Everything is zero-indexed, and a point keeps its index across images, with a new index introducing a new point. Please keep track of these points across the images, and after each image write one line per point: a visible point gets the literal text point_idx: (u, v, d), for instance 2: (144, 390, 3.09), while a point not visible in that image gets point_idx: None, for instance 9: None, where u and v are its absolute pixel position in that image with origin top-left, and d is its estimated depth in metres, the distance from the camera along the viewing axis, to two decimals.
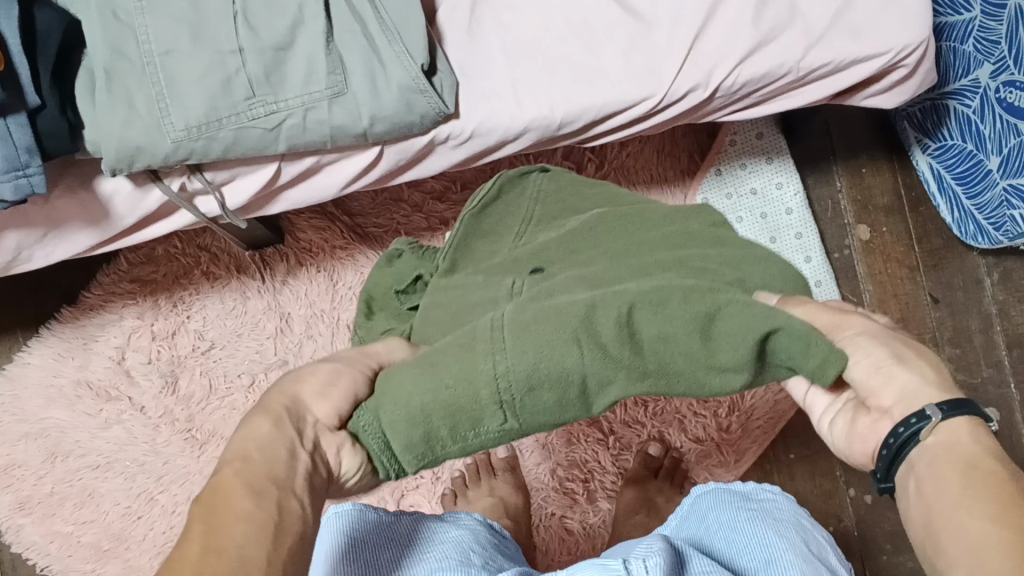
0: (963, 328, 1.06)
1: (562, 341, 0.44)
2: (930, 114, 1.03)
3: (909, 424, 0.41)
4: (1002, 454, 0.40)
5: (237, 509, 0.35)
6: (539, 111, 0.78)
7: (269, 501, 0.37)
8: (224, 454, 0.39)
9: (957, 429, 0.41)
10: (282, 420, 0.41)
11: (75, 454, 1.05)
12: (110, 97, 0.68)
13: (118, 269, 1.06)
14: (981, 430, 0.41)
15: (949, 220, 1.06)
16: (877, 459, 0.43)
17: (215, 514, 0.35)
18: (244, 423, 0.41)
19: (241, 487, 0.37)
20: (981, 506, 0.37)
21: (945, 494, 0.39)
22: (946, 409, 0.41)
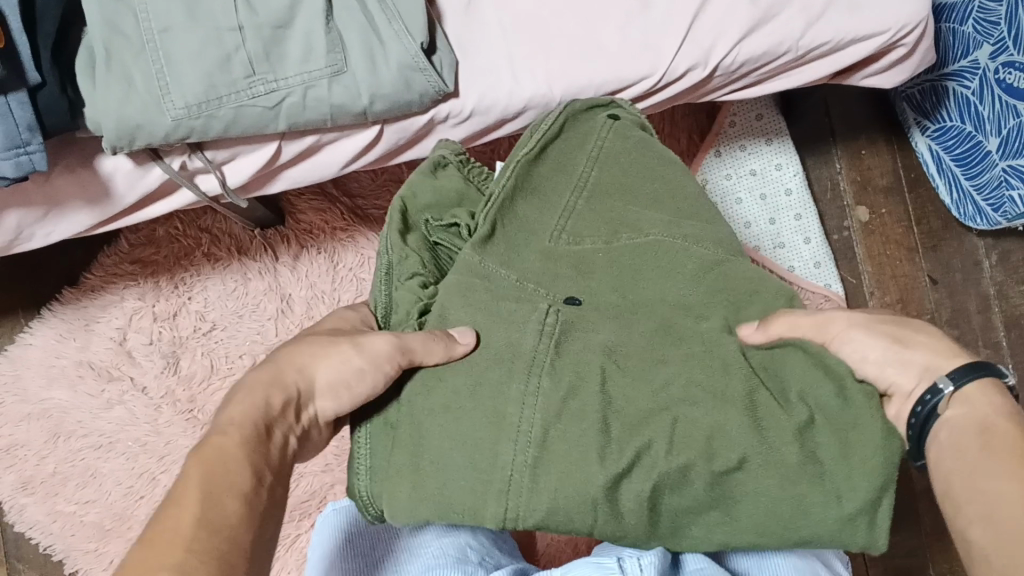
0: (961, 308, 1.07)
1: (574, 484, 0.53)
2: (929, 95, 1.03)
3: (928, 400, 0.49)
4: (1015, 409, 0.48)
5: (230, 478, 0.44)
6: (537, 89, 0.78)
7: (242, 491, 0.44)
8: (212, 424, 0.48)
9: (969, 391, 0.49)
10: (265, 399, 0.50)
11: (77, 434, 1.05)
12: (109, 74, 0.68)
13: (119, 250, 1.07)
14: (998, 390, 0.49)
15: (948, 202, 1.05)
16: (906, 436, 0.51)
17: (213, 475, 0.44)
18: (225, 401, 0.49)
19: (213, 474, 0.44)
20: (1003, 471, 0.45)
21: (965, 452, 0.47)
22: (958, 377, 0.49)
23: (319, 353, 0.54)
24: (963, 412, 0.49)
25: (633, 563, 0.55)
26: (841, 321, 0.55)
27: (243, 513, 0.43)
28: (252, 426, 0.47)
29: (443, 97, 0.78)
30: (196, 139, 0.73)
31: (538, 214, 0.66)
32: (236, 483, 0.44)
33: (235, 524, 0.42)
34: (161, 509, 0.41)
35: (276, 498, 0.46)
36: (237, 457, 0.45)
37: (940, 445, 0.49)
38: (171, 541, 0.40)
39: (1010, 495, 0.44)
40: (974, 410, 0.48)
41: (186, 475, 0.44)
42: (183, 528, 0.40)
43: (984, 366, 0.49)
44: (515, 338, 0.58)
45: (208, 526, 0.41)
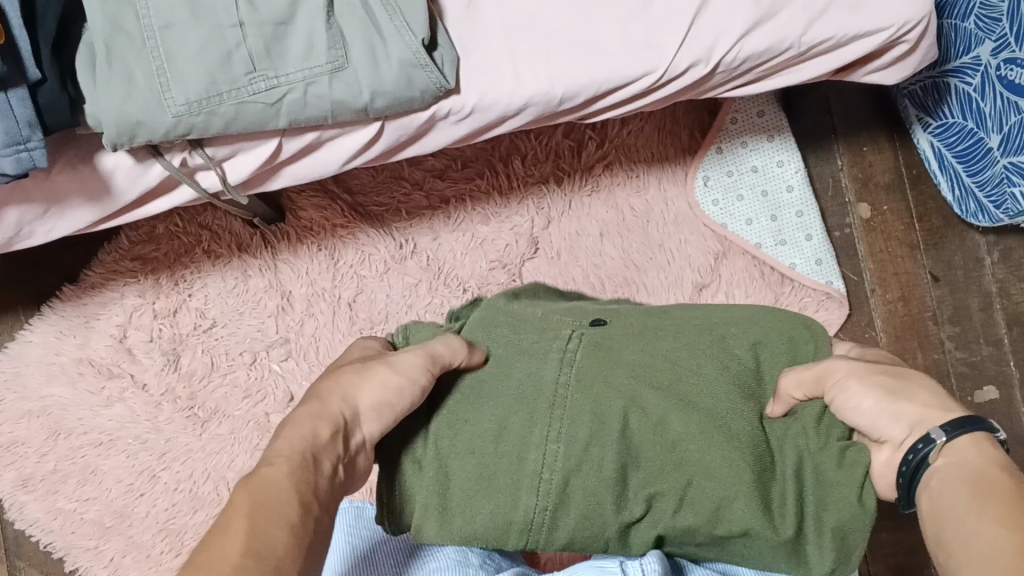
0: (963, 305, 1.06)
1: (597, 507, 0.57)
2: (931, 92, 1.02)
3: (919, 449, 0.50)
4: (1004, 461, 0.48)
5: (280, 508, 0.46)
6: (539, 86, 0.78)
7: (296, 521, 0.46)
8: (267, 453, 0.50)
9: (960, 445, 0.50)
10: (321, 423, 0.53)
11: (77, 431, 1.05)
12: (109, 70, 0.68)
13: (119, 247, 1.06)
14: (985, 443, 0.50)
15: (949, 198, 1.06)
16: (899, 487, 0.52)
17: (262, 503, 0.46)
18: (285, 425, 0.53)
19: (263, 501, 0.46)
20: (988, 514, 0.45)
21: (956, 502, 0.47)
22: (949, 430, 0.50)
23: (360, 381, 0.57)
24: (952, 465, 0.49)
25: (636, 566, 0.56)
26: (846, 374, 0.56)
27: (290, 542, 0.45)
28: (302, 456, 0.50)
29: (444, 94, 0.77)
30: (196, 136, 0.73)
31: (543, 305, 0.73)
32: (285, 511, 0.46)
33: (287, 555, 0.44)
34: (220, 533, 0.44)
35: (324, 525, 0.48)
36: (285, 487, 0.47)
37: (933, 497, 0.49)
38: (226, 564, 0.42)
39: (999, 538, 0.43)
40: (966, 464, 0.49)
41: (236, 503, 0.46)
42: (229, 555, 0.42)
43: (973, 420, 0.50)
44: (537, 369, 0.61)
45: (256, 554, 0.43)
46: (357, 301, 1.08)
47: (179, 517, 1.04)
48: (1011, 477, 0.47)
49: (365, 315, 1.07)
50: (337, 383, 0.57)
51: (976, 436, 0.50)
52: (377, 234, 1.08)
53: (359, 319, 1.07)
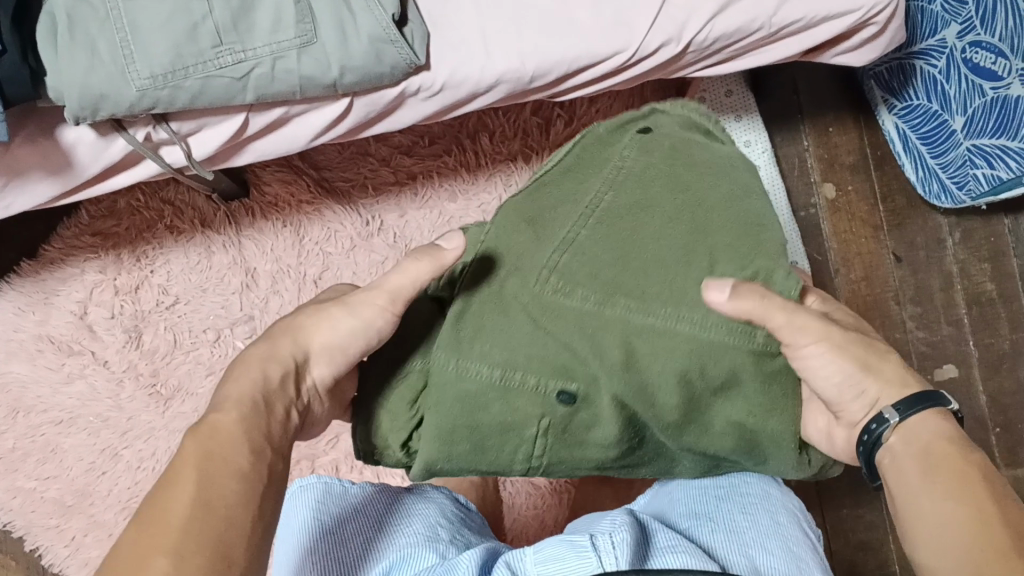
0: (925, 286, 1.08)
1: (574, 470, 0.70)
2: (897, 73, 1.03)
3: (873, 430, 0.57)
4: (954, 434, 0.56)
5: (229, 455, 0.50)
6: (509, 63, 0.78)
7: (257, 463, 0.51)
8: (218, 400, 0.55)
9: (911, 421, 0.57)
10: (268, 366, 0.59)
11: (37, 409, 1.04)
12: (71, 41, 0.67)
13: (79, 223, 1.04)
14: (941, 418, 0.57)
15: (914, 179, 1.06)
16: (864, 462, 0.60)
17: (210, 454, 0.49)
18: (235, 371, 0.58)
19: (213, 450, 0.50)
20: (942, 494, 0.53)
21: (911, 481, 0.55)
22: (901, 411, 0.57)
23: (318, 327, 0.63)
24: (908, 440, 0.57)
25: (606, 541, 0.56)
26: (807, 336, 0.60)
27: (243, 491, 0.49)
28: (248, 408, 0.54)
29: (415, 70, 0.76)
30: (161, 111, 0.72)
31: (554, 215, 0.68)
32: (229, 457, 0.50)
33: (240, 501, 0.48)
34: (178, 480, 0.47)
35: (273, 463, 0.52)
36: (235, 435, 0.52)
37: (892, 471, 0.57)
38: (188, 519, 0.45)
39: (956, 517, 0.52)
40: (915, 441, 0.56)
41: (185, 455, 0.49)
42: (177, 504, 0.46)
43: (924, 397, 0.57)
44: (509, 445, 0.65)
45: (207, 503, 0.46)
46: (323, 278, 1.07)
47: (141, 495, 1.03)
48: (954, 448, 0.55)
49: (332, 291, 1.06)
50: (281, 342, 0.61)
51: (930, 412, 0.57)
52: (343, 211, 1.07)
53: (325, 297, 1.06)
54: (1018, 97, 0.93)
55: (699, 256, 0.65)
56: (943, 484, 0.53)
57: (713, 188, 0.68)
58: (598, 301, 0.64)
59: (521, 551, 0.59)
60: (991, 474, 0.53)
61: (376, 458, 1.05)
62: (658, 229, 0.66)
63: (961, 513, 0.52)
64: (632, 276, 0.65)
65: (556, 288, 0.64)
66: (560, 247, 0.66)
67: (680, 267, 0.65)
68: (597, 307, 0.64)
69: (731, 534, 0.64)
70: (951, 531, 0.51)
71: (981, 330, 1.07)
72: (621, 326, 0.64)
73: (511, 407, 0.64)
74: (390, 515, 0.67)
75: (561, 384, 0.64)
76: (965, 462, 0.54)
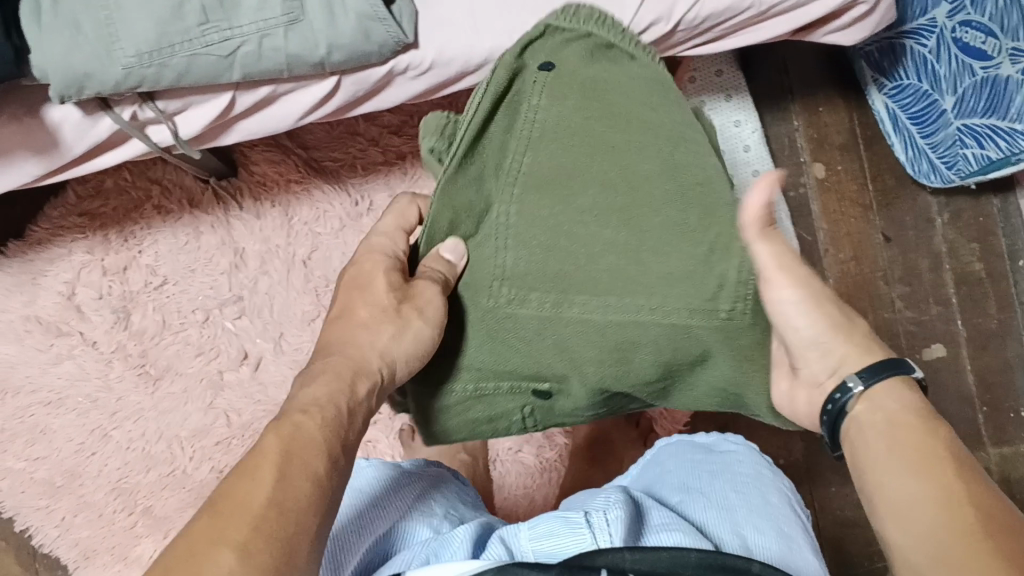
0: (913, 265, 1.08)
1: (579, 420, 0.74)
2: (887, 54, 1.03)
3: (838, 398, 0.53)
4: (919, 403, 0.51)
5: (307, 459, 0.47)
6: (498, 41, 0.77)
7: (330, 468, 0.48)
8: (292, 403, 0.52)
9: (876, 390, 0.52)
10: (340, 381, 0.54)
11: (26, 390, 1.03)
12: (55, 18, 0.66)
13: (67, 202, 1.04)
14: (907, 387, 0.52)
15: (903, 159, 1.06)
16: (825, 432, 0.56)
17: (291, 450, 0.47)
18: (306, 382, 0.54)
19: (284, 452, 0.46)
20: (903, 466, 0.48)
21: (875, 453, 0.50)
22: (865, 378, 0.53)
23: (382, 321, 0.59)
24: (874, 411, 0.52)
25: (600, 517, 0.57)
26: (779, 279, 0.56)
27: (312, 493, 0.46)
28: (336, 403, 0.52)
29: (403, 48, 0.76)
30: (148, 90, 0.71)
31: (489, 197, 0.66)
32: (310, 455, 0.47)
33: (312, 508, 0.45)
34: (245, 482, 0.44)
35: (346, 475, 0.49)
36: (320, 439, 0.49)
37: (859, 446, 0.52)
38: (254, 524, 0.42)
39: (920, 491, 0.47)
40: (881, 412, 0.52)
41: (264, 447, 0.46)
42: (254, 500, 0.43)
43: (888, 363, 0.53)
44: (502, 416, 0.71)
45: (280, 504, 0.43)
46: (312, 258, 1.07)
47: (131, 476, 1.03)
48: (922, 423, 0.50)
49: (321, 272, 1.07)
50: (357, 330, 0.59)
51: (896, 382, 0.52)
52: (333, 190, 1.07)
53: (314, 277, 1.06)
54: (1009, 78, 0.92)
55: (673, 202, 0.63)
56: (909, 462, 0.48)
57: (634, 105, 0.64)
58: (554, 271, 0.64)
59: (515, 526, 0.59)
60: (963, 453, 0.48)
61: (365, 439, 1.05)
62: (597, 187, 0.64)
63: (930, 494, 0.46)
64: (598, 249, 0.64)
65: (510, 302, 0.65)
66: (500, 247, 0.65)
67: (694, 224, 0.62)
68: (552, 309, 0.64)
69: (724, 511, 0.64)
70: (920, 515, 0.46)
71: (969, 309, 1.08)
72: (587, 293, 0.64)
73: (493, 406, 0.70)
74: (392, 485, 0.68)
75: (535, 381, 0.68)
76: (934, 440, 0.49)
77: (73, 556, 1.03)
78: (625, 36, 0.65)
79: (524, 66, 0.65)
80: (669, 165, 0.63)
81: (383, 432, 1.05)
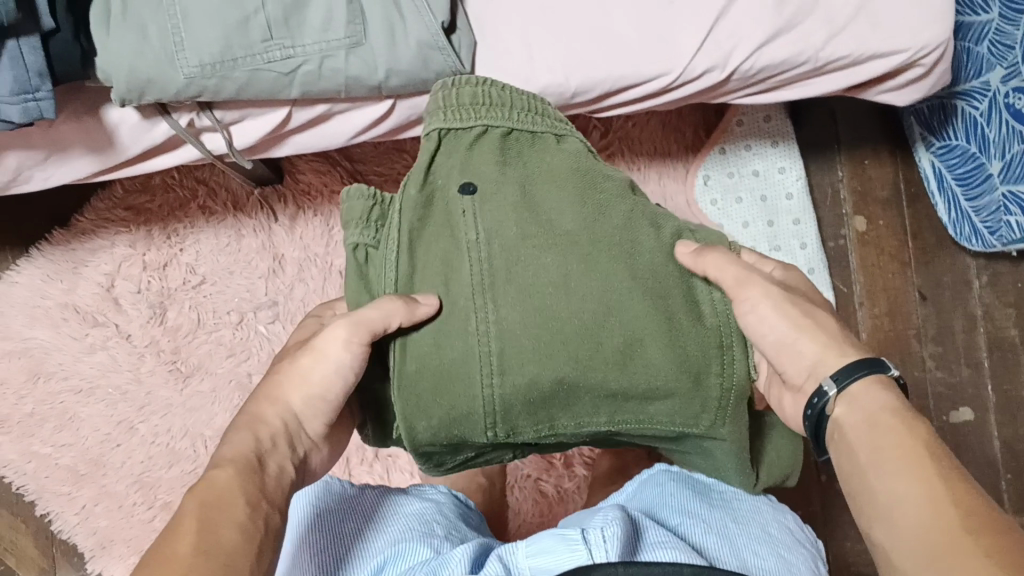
0: (947, 326, 1.08)
1: None
2: (937, 112, 1.03)
3: (817, 402, 0.55)
4: (896, 402, 0.53)
5: (229, 509, 0.49)
6: (553, 77, 0.78)
7: (257, 514, 0.50)
8: (218, 454, 0.54)
9: (853, 389, 0.54)
10: (257, 434, 0.55)
11: (57, 376, 1.05)
12: (124, 24, 0.68)
13: (114, 195, 1.06)
14: (883, 388, 0.54)
15: (945, 219, 1.06)
16: (808, 431, 0.58)
17: (215, 504, 0.49)
18: (227, 436, 0.56)
19: (210, 503, 0.49)
20: (890, 468, 0.50)
21: (863, 456, 0.52)
22: (839, 381, 0.55)
23: (290, 379, 0.60)
24: (853, 411, 0.54)
25: (598, 534, 0.57)
26: (745, 290, 0.60)
27: (240, 541, 0.48)
28: (261, 451, 0.54)
29: None
30: (207, 99, 0.73)
31: (461, 378, 0.61)
32: (238, 499, 0.50)
33: (241, 555, 0.47)
34: (178, 532, 0.47)
35: (274, 512, 0.52)
36: (255, 483, 0.52)
37: (845, 448, 0.54)
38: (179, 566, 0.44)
39: (908, 493, 0.48)
40: (860, 410, 0.54)
41: (191, 505, 0.49)
42: (182, 551, 0.45)
43: (859, 364, 0.55)
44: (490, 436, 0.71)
45: (206, 551, 0.46)
46: None
47: (153, 470, 1.04)
48: (901, 421, 0.51)
49: None
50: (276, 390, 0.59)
51: (869, 380, 0.54)
52: None
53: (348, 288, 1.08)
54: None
55: (642, 354, 0.62)
56: (894, 461, 0.50)
57: (570, 213, 0.64)
58: (543, 400, 0.62)
59: (512, 542, 0.59)
60: (941, 447, 0.50)
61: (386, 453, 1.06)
62: (578, 328, 0.62)
63: (911, 492, 0.48)
64: (591, 365, 0.62)
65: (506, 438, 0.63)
66: (493, 411, 0.62)
67: (680, 351, 0.62)
68: (548, 428, 0.64)
69: (727, 541, 0.65)
70: (906, 513, 0.48)
71: (1001, 375, 1.07)
72: (578, 415, 0.64)
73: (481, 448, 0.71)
74: (385, 515, 0.68)
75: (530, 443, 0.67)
76: (915, 438, 0.50)
77: (90, 544, 1.04)
78: (519, 117, 0.65)
79: (441, 185, 0.64)
80: (631, 266, 0.63)
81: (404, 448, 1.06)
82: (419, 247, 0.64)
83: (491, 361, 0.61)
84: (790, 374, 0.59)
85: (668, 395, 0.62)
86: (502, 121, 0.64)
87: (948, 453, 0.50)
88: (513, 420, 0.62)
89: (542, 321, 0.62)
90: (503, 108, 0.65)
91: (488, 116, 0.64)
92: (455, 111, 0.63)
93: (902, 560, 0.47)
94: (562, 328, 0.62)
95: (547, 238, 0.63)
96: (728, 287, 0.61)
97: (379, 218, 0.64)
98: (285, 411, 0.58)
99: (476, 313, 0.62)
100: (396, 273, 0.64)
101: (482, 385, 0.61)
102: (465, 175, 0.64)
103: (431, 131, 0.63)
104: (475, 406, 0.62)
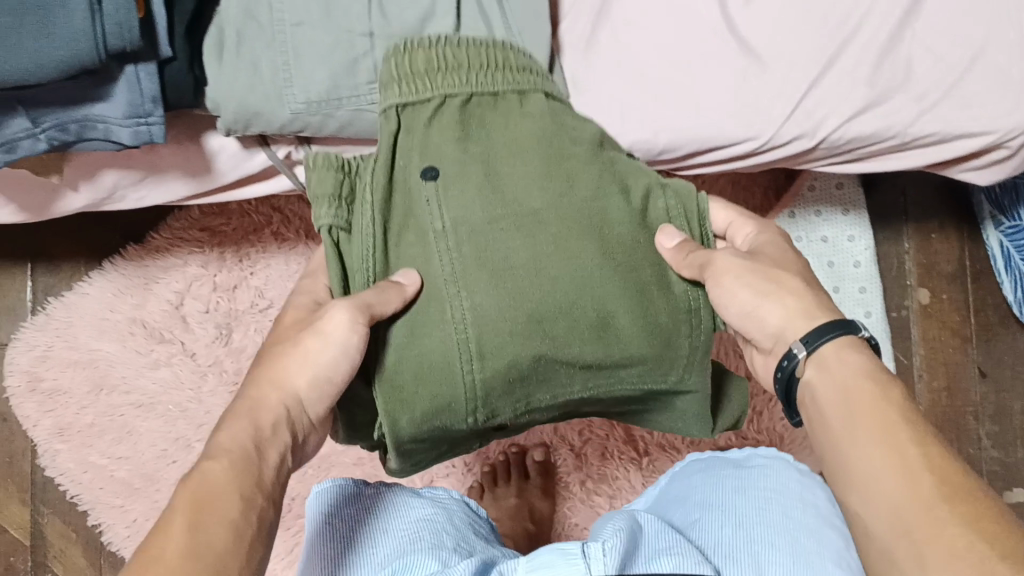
0: (1006, 406, 1.09)
1: None
2: (1010, 192, 1.00)
3: (787, 364, 0.61)
4: (865, 363, 0.58)
5: (218, 500, 0.47)
6: (641, 134, 0.81)
7: (250, 511, 0.48)
8: (206, 448, 0.52)
9: (823, 353, 0.60)
10: (255, 428, 0.54)
11: (120, 389, 1.06)
12: (237, 58, 0.69)
13: (189, 216, 1.07)
14: (854, 346, 0.59)
15: (1011, 297, 1.07)
16: (783, 400, 0.64)
17: (204, 490, 0.48)
18: (220, 425, 0.54)
19: (196, 501, 0.47)
20: (864, 437, 0.54)
21: (834, 425, 0.57)
22: (807, 344, 0.60)
23: (298, 365, 0.60)
24: (827, 374, 0.59)
25: (598, 547, 0.54)
26: (724, 266, 0.65)
27: (227, 538, 0.46)
28: (255, 435, 0.54)
29: None
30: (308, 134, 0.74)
31: (437, 360, 0.65)
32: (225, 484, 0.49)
33: (231, 553, 0.46)
34: (167, 531, 0.45)
35: (267, 498, 0.51)
36: (251, 467, 0.51)
37: (819, 412, 0.58)
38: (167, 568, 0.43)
39: (888, 468, 0.52)
40: (833, 377, 0.58)
41: (181, 497, 0.47)
42: (168, 550, 0.44)
43: (834, 327, 0.60)
44: None
45: (197, 553, 0.44)
46: None
47: None
48: (875, 385, 0.56)
49: None
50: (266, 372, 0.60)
51: (842, 342, 0.59)
52: None
53: None
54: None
55: (614, 321, 0.67)
56: (868, 428, 0.54)
57: (537, 191, 0.68)
58: (520, 373, 0.67)
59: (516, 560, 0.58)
60: (913, 411, 0.55)
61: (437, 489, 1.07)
62: (545, 304, 0.66)
63: (891, 459, 0.52)
64: (564, 342, 0.67)
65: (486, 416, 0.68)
66: (475, 395, 0.66)
67: (648, 301, 0.68)
68: (523, 403, 0.69)
69: (739, 530, 0.64)
70: (886, 478, 0.52)
71: None
72: (553, 385, 0.68)
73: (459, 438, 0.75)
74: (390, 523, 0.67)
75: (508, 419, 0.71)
76: (889, 404, 0.55)
77: None
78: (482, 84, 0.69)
79: (405, 166, 0.68)
80: (599, 233, 0.68)
81: (455, 484, 1.08)
82: (393, 223, 0.67)
83: (466, 343, 0.65)
84: (759, 339, 0.65)
85: (642, 353, 0.68)
86: (461, 80, 0.68)
87: (919, 411, 0.56)
88: (487, 400, 0.67)
89: (510, 305, 0.66)
90: (461, 75, 0.68)
91: (444, 86, 0.67)
92: (409, 82, 0.67)
93: (874, 523, 0.52)
94: (531, 310, 0.66)
95: (518, 220, 0.68)
96: (699, 261, 0.66)
97: (349, 194, 0.67)
98: (289, 398, 0.59)
99: (453, 301, 0.65)
100: (372, 266, 0.67)
101: (461, 370, 0.65)
102: (426, 158, 0.68)
103: (390, 106, 0.67)
104: (455, 392, 0.66)
